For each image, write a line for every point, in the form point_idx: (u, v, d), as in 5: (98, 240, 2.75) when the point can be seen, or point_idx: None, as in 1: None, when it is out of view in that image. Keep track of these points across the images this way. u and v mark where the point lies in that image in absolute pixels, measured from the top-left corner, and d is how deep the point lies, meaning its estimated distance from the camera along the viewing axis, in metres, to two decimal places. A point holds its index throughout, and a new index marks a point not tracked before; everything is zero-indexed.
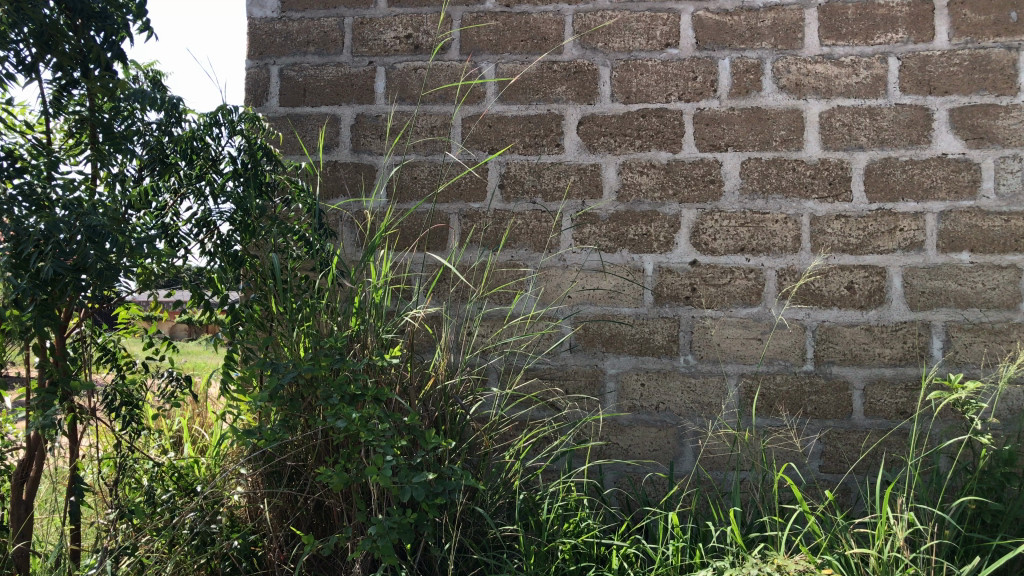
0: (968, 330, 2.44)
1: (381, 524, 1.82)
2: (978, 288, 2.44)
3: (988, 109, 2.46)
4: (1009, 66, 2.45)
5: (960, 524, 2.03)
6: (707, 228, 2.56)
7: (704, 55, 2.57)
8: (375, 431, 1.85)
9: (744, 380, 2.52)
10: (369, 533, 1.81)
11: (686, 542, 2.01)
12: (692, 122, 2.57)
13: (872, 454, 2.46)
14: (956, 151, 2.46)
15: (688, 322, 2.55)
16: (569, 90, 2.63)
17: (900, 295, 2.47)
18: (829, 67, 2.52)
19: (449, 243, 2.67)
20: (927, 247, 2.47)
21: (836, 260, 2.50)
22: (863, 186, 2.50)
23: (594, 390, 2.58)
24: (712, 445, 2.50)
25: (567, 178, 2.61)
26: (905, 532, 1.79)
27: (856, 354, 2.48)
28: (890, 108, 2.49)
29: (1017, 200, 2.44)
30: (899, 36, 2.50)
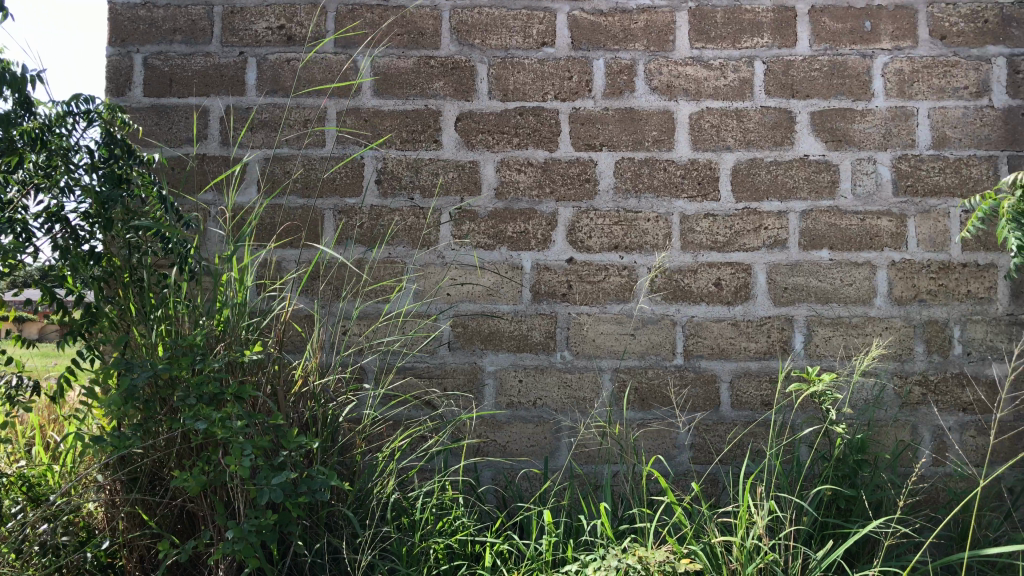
0: (827, 324, 2.55)
1: (239, 528, 1.78)
2: (836, 284, 2.56)
3: (845, 113, 2.58)
4: (864, 72, 2.58)
5: (817, 511, 2.12)
6: (583, 226, 2.59)
7: (579, 55, 2.60)
8: (234, 430, 1.81)
9: (618, 375, 2.57)
10: (225, 537, 1.77)
11: (559, 537, 2.03)
12: (568, 121, 2.60)
13: (739, 445, 2.55)
14: (817, 153, 2.57)
15: (565, 318, 2.58)
16: (446, 86, 2.61)
17: (764, 291, 2.56)
18: (698, 70, 2.59)
19: (323, 239, 2.61)
20: (790, 245, 2.57)
21: (705, 257, 2.57)
22: (730, 186, 2.58)
23: (472, 387, 2.57)
24: (587, 440, 2.54)
25: (444, 175, 2.60)
26: (764, 519, 1.86)
27: (723, 348, 2.56)
28: (755, 111, 2.58)
29: (872, 200, 2.57)
30: (764, 41, 2.59)
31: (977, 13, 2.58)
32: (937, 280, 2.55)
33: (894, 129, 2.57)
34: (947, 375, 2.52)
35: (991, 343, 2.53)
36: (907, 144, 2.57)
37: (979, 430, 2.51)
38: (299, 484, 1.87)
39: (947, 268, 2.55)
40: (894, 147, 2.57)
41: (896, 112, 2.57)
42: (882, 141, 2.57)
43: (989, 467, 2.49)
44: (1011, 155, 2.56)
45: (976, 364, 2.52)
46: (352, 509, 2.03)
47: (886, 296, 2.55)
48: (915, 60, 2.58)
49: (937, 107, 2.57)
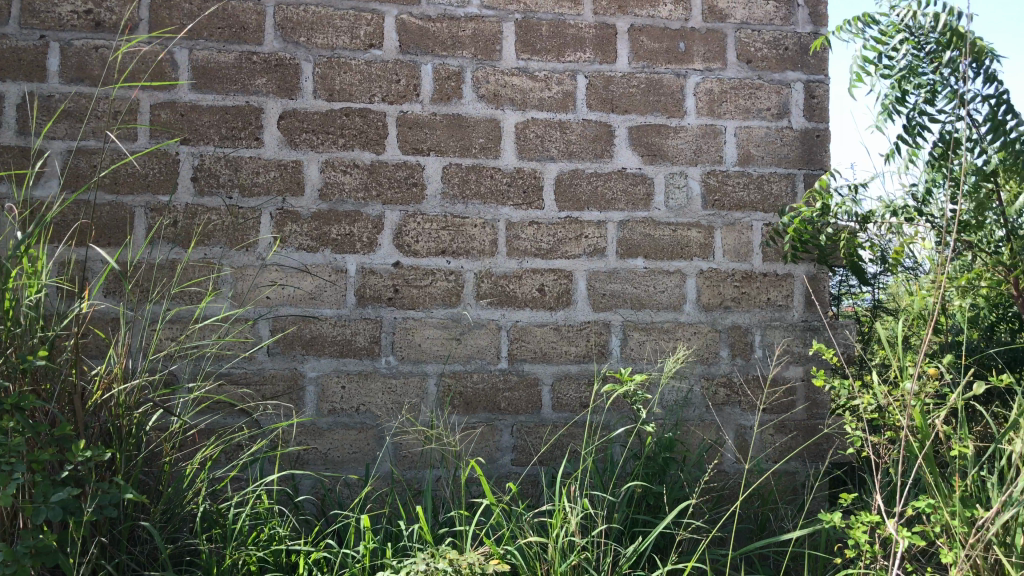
0: (642, 329, 2.67)
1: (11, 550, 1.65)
2: (651, 291, 2.68)
3: (661, 129, 2.71)
4: (678, 91, 2.72)
5: (628, 507, 2.21)
6: (409, 230, 2.58)
7: (407, 59, 2.60)
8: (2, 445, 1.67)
9: (443, 380, 2.58)
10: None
11: (377, 543, 2.01)
12: (395, 124, 2.59)
13: (558, 446, 2.61)
14: (634, 166, 2.69)
15: (390, 323, 2.56)
16: (269, 83, 2.54)
17: (585, 297, 2.65)
18: (523, 80, 2.65)
19: (133, 238, 2.47)
20: (609, 253, 2.67)
21: (529, 263, 2.63)
22: (553, 195, 2.65)
23: (293, 394, 2.51)
24: (410, 445, 2.53)
25: (266, 174, 2.52)
26: (577, 518, 1.92)
27: (545, 353, 2.62)
28: (578, 123, 2.67)
29: (684, 212, 2.71)
30: (586, 55, 2.68)
31: (778, 40, 2.78)
32: (741, 288, 2.72)
33: (703, 146, 2.73)
34: (749, 377, 2.69)
35: (788, 347, 2.72)
36: (716, 160, 2.73)
37: (776, 428, 2.69)
38: (86, 502, 1.77)
39: (749, 277, 2.72)
40: (704, 163, 2.72)
41: (706, 129, 2.73)
42: (693, 157, 2.72)
43: (784, 462, 2.68)
44: (807, 174, 2.78)
45: (774, 367, 2.71)
46: (157, 523, 1.93)
47: (695, 303, 2.69)
48: (724, 81, 2.75)
49: (743, 127, 2.75)
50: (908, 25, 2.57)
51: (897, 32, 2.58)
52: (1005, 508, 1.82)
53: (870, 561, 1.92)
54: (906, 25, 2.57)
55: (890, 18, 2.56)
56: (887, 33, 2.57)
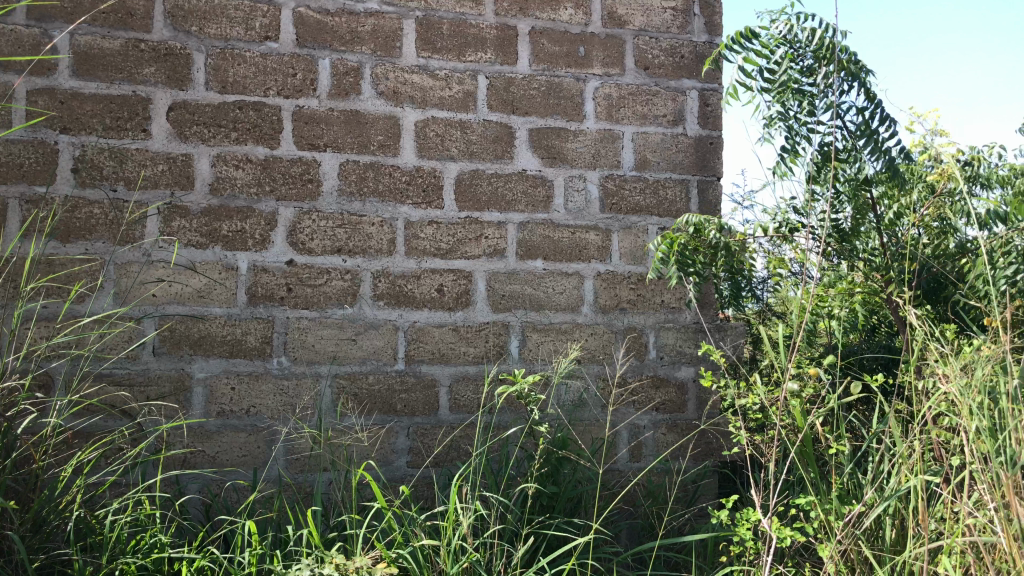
0: (540, 330, 2.68)
1: None
2: (548, 292, 2.70)
3: (560, 132, 2.73)
4: (577, 95, 2.75)
5: (522, 509, 2.21)
6: (304, 227, 2.52)
7: (304, 53, 2.54)
8: None
9: (338, 381, 2.53)
10: None
11: (265, 550, 1.96)
12: (291, 119, 2.52)
13: (455, 448, 2.60)
14: (534, 168, 2.70)
15: (283, 322, 2.50)
16: (158, 72, 2.44)
17: (483, 298, 2.64)
18: (423, 79, 2.62)
19: (6, 232, 2.34)
20: (508, 254, 2.67)
21: (427, 263, 2.60)
22: (453, 195, 2.64)
23: (179, 396, 2.42)
24: (302, 447, 2.47)
25: (153, 167, 2.43)
26: (469, 521, 1.92)
27: (443, 354, 2.61)
28: (478, 123, 2.66)
29: (582, 215, 2.73)
30: (486, 56, 2.68)
31: (675, 48, 2.84)
32: (636, 290, 2.76)
33: (602, 150, 2.76)
34: (643, 378, 2.74)
35: (681, 349, 2.78)
36: (613, 164, 2.77)
37: (669, 428, 2.74)
38: None
39: (645, 280, 2.77)
40: (602, 167, 2.75)
41: (604, 133, 2.76)
42: (592, 160, 2.75)
43: (676, 461, 2.74)
44: (701, 180, 2.84)
45: (667, 367, 2.76)
46: (25, 533, 1.83)
47: (592, 305, 2.72)
48: (622, 87, 2.79)
49: (640, 132, 2.79)
50: (787, 39, 2.66)
51: (777, 45, 2.67)
52: (878, 504, 1.90)
53: (754, 557, 1.97)
54: (785, 39, 2.66)
55: (770, 32, 2.64)
56: (768, 47, 2.65)
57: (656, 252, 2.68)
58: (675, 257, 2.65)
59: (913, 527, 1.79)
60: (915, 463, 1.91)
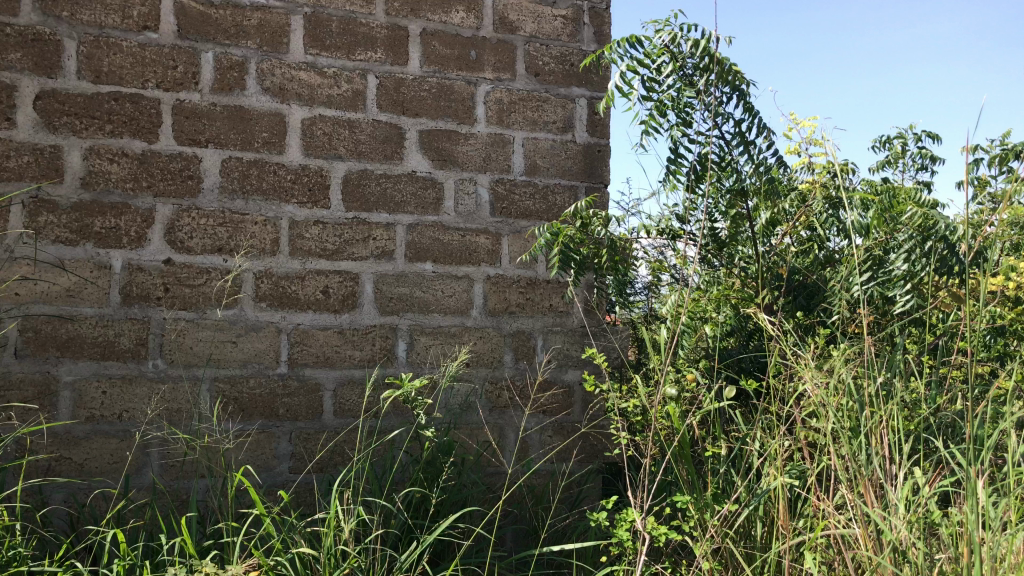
0: (428, 333, 2.67)
1: None
2: (437, 295, 2.69)
3: (451, 135, 2.72)
4: (468, 98, 2.75)
5: (405, 513, 2.20)
6: (183, 225, 2.43)
7: (185, 45, 2.45)
8: None
9: (217, 385, 2.45)
10: None
11: (135, 560, 1.88)
12: (170, 113, 2.43)
13: (339, 452, 2.56)
14: (423, 170, 2.68)
15: (159, 324, 2.40)
16: (25, 59, 2.31)
17: (370, 301, 2.61)
18: (311, 76, 2.58)
19: None
20: (396, 256, 2.64)
21: (313, 265, 2.55)
22: (340, 195, 2.60)
23: (44, 400, 2.29)
24: (177, 453, 2.39)
25: (18, 158, 2.30)
26: (350, 525, 1.89)
27: (328, 357, 2.56)
28: (367, 123, 2.63)
29: (472, 218, 2.74)
30: (376, 56, 2.65)
31: (565, 56, 2.88)
32: (524, 294, 2.79)
33: (492, 154, 2.77)
34: (531, 380, 2.76)
35: (568, 352, 2.82)
36: (503, 169, 2.78)
37: (555, 430, 2.78)
38: None
39: (533, 284, 2.80)
40: (492, 171, 2.76)
41: (495, 138, 2.77)
42: (482, 164, 2.75)
43: (562, 463, 2.78)
44: (589, 186, 2.89)
45: (555, 371, 2.80)
46: None
47: (481, 308, 2.73)
48: (513, 92, 2.81)
49: (530, 138, 2.82)
50: (670, 49, 2.73)
51: (661, 55, 2.74)
52: (751, 503, 1.99)
53: (633, 557, 2.02)
54: (668, 49, 2.73)
55: (654, 42, 2.71)
56: (652, 56, 2.72)
57: (540, 240, 2.67)
58: (561, 244, 2.66)
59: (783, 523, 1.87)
60: (784, 463, 2.01)
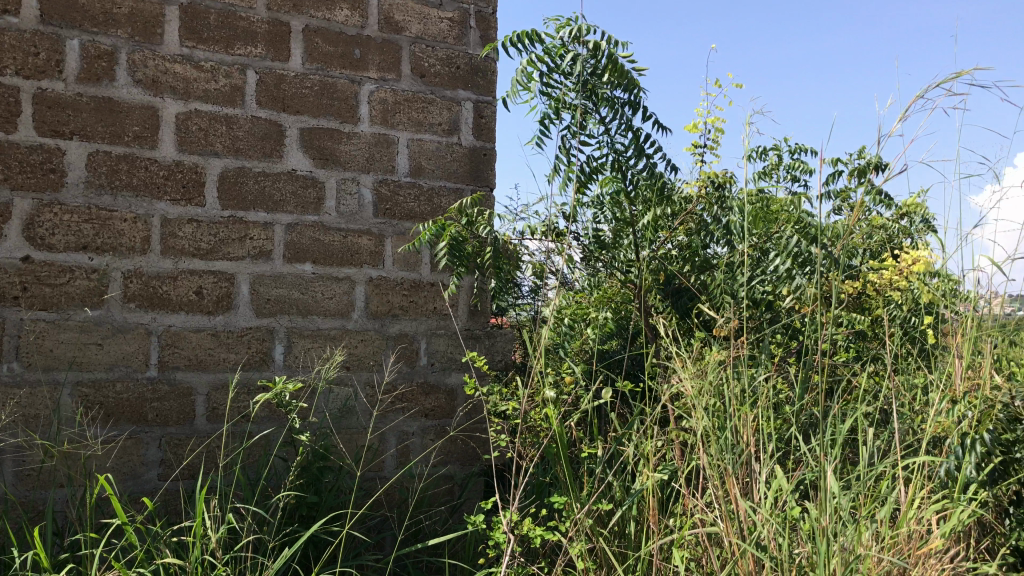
0: (307, 336, 2.61)
1: None
2: (317, 297, 2.63)
3: (333, 134, 2.68)
4: (352, 97, 2.71)
5: (278, 519, 2.15)
6: (44, 221, 2.30)
7: (48, 31, 2.32)
8: None
9: (79, 390, 2.33)
10: None
11: None
12: (31, 102, 2.30)
13: (211, 459, 2.48)
14: (304, 169, 2.63)
15: (15, 325, 2.27)
16: None
17: (246, 302, 2.54)
18: (186, 69, 2.48)
19: None
20: (275, 256, 2.58)
21: (185, 264, 2.46)
22: (216, 193, 2.51)
23: None
24: (34, 462, 2.26)
25: None
26: (218, 533, 1.83)
27: (201, 360, 2.47)
28: (246, 119, 2.55)
29: (355, 219, 2.69)
30: (256, 51, 2.58)
31: (451, 58, 2.87)
32: (408, 297, 2.76)
33: (376, 154, 2.74)
34: (413, 384, 2.74)
35: (451, 355, 2.81)
36: (387, 169, 2.75)
37: (437, 433, 2.76)
38: None
39: (418, 286, 2.78)
40: (376, 171, 2.73)
41: (379, 138, 2.74)
42: (365, 164, 2.72)
43: (444, 467, 2.76)
44: (474, 189, 2.90)
45: (438, 374, 2.78)
46: None
47: (363, 311, 2.69)
48: (398, 92, 2.78)
49: (414, 139, 2.80)
50: (570, 48, 2.75)
51: (560, 52, 2.76)
52: (625, 503, 2.03)
53: (511, 558, 2.02)
54: (567, 48, 2.74)
55: (554, 40, 2.72)
56: (550, 53, 2.73)
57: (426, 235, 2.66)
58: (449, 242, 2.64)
59: (651, 521, 1.92)
60: (658, 462, 2.06)
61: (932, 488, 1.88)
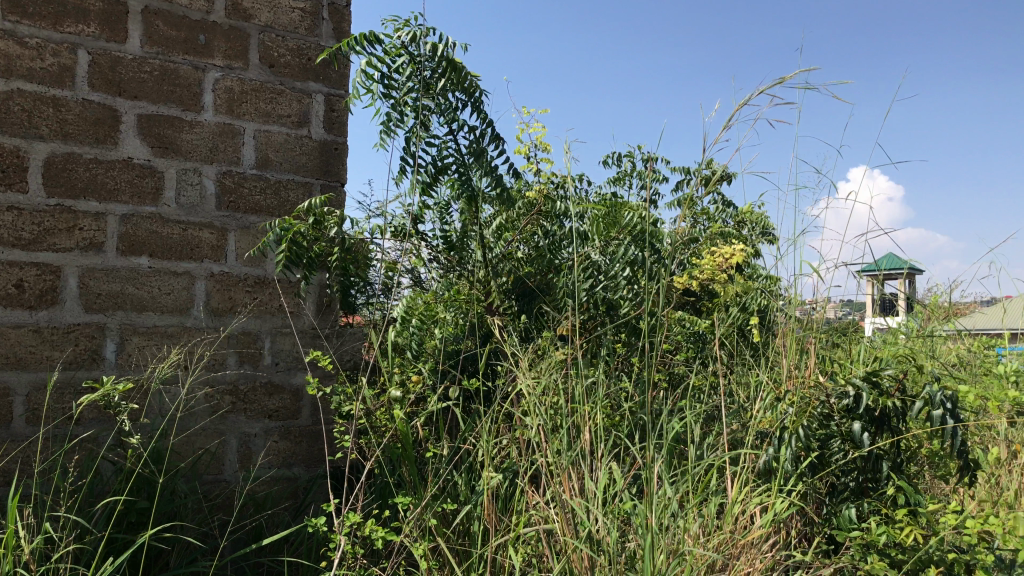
0: (142, 333, 2.48)
1: None
2: (153, 292, 2.50)
3: (174, 121, 2.55)
4: (195, 84, 2.59)
5: (104, 527, 2.03)
6: None
7: None
8: None
9: None
10: None
11: None
12: None
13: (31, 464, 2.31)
14: (141, 157, 2.49)
15: None
16: None
17: (74, 296, 2.38)
18: (8, 45, 2.29)
19: None
20: (106, 248, 2.43)
21: (4, 255, 2.28)
22: (40, 179, 2.33)
23: None
24: None
25: None
26: (32, 546, 1.70)
27: (20, 358, 2.30)
28: (76, 102, 2.39)
29: (195, 211, 2.58)
30: (89, 30, 2.41)
31: (302, 50, 2.80)
32: (252, 293, 2.67)
33: (220, 145, 2.63)
34: (256, 384, 2.65)
35: (297, 354, 2.74)
36: (231, 160, 2.65)
37: (282, 435, 2.69)
38: None
39: (262, 283, 2.69)
40: (219, 162, 2.62)
41: (223, 128, 2.63)
42: (208, 154, 2.61)
43: (288, 469, 2.70)
44: (324, 184, 2.84)
45: (282, 373, 2.71)
46: None
47: (203, 307, 2.58)
48: (244, 82, 2.68)
49: (261, 131, 2.71)
50: (409, 49, 2.72)
51: (399, 54, 2.73)
52: (468, 502, 2.03)
53: (352, 560, 1.98)
54: (406, 49, 2.72)
55: (392, 40, 2.69)
56: (389, 55, 2.69)
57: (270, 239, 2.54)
58: (291, 239, 2.56)
59: (488, 517, 1.94)
60: (502, 461, 2.08)
61: (754, 480, 1.98)
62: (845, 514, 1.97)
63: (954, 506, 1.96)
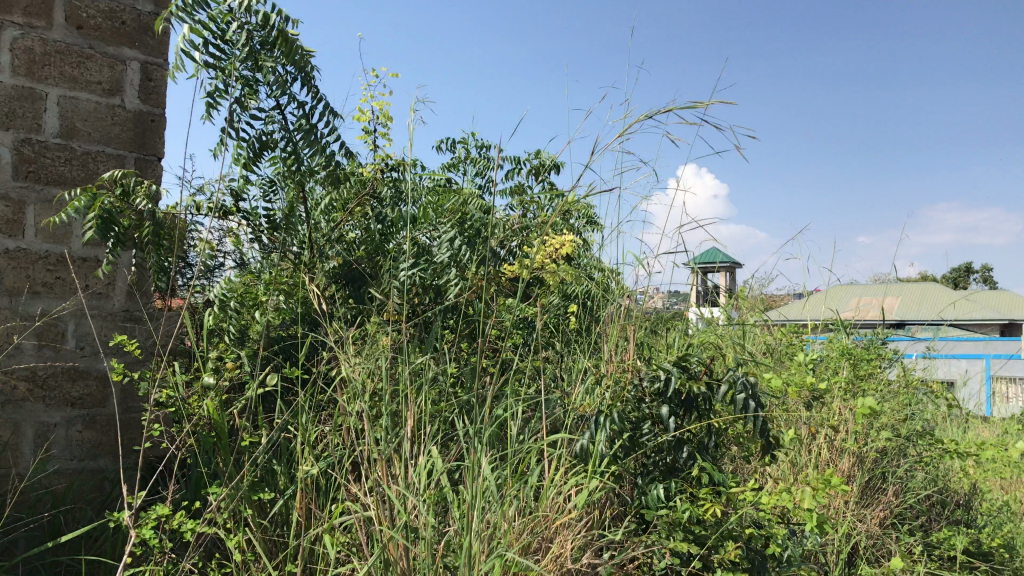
0: None
1: None
2: None
3: None
4: None
5: None
6: None
7: None
8: None
9: None
10: None
11: None
12: None
13: None
14: None
15: None
16: None
17: None
18: None
19: None
20: None
21: None
22: None
23: None
24: None
25: None
26: None
27: None
28: None
29: None
30: None
31: (115, 12, 2.61)
32: (53, 273, 2.47)
33: (17, 109, 2.41)
34: (57, 369, 2.47)
35: (104, 339, 2.57)
36: (31, 127, 2.44)
37: (86, 424, 2.51)
38: None
39: (66, 261, 2.50)
40: (16, 129, 2.40)
41: (21, 91, 2.42)
42: (3, 120, 2.38)
43: (93, 461, 2.53)
44: (138, 158, 2.66)
45: (87, 359, 2.53)
46: None
47: None
48: (47, 43, 2.46)
49: (67, 97, 2.51)
50: (236, 16, 2.59)
51: (225, 20, 2.59)
52: (286, 492, 1.97)
53: (159, 556, 1.88)
54: (233, 16, 2.59)
55: (219, 5, 2.55)
56: (215, 20, 2.55)
57: (74, 206, 2.36)
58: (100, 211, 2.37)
59: (300, 511, 1.89)
60: (322, 449, 2.03)
61: (570, 464, 2.03)
62: (653, 493, 2.06)
63: (752, 484, 2.09)
